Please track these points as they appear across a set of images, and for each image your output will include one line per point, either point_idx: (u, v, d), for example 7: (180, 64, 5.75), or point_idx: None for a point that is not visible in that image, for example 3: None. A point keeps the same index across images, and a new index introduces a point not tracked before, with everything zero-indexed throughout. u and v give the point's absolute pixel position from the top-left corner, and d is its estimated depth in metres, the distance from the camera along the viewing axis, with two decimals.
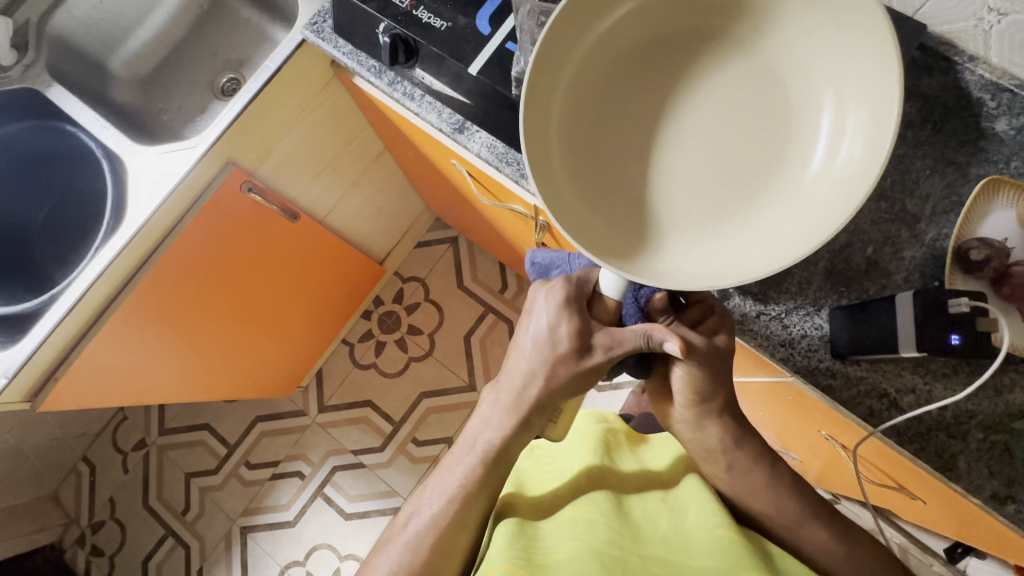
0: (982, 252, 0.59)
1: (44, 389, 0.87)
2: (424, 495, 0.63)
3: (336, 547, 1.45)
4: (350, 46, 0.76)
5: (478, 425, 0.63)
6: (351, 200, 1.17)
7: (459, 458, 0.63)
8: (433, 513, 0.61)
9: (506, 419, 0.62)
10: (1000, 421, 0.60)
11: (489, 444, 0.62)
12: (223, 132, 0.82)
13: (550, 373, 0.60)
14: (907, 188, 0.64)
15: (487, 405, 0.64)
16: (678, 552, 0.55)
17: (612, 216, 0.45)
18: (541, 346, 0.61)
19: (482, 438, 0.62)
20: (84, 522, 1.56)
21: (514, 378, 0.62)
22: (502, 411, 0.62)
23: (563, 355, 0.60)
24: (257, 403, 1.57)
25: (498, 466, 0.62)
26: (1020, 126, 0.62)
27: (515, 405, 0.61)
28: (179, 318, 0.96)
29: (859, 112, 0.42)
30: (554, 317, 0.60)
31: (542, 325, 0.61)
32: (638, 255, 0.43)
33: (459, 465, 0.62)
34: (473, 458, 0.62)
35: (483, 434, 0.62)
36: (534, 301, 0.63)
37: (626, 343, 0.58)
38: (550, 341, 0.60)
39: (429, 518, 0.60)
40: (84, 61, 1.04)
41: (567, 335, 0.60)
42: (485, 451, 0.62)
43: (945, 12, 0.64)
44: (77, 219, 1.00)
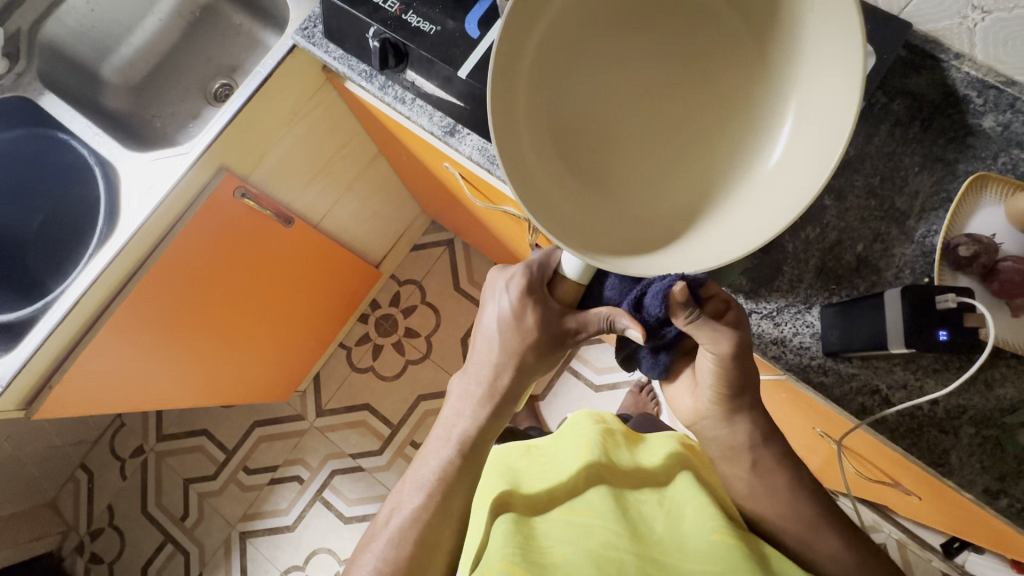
0: (970, 248, 0.59)
1: (40, 396, 0.87)
2: (403, 491, 0.66)
3: (336, 551, 1.45)
4: (341, 51, 0.76)
5: (452, 415, 0.68)
6: (346, 204, 1.17)
7: (436, 450, 0.67)
8: (414, 508, 0.63)
9: (479, 409, 0.66)
10: (992, 416, 0.60)
11: (465, 437, 0.66)
12: (215, 138, 0.83)
13: (517, 360, 0.65)
14: (896, 186, 0.65)
15: (457, 396, 0.68)
16: (674, 554, 0.54)
17: (588, 209, 0.46)
18: (506, 337, 0.65)
19: (457, 430, 0.67)
20: (82, 529, 1.56)
21: (484, 366, 0.66)
22: (475, 402, 0.66)
23: (529, 341, 0.64)
24: (255, 408, 1.57)
25: (473, 457, 0.66)
26: (1006, 123, 0.62)
27: (487, 395, 0.66)
28: (174, 324, 0.96)
29: (818, 101, 0.43)
30: (517, 305, 0.63)
31: (506, 314, 0.64)
32: (605, 240, 0.45)
33: (436, 457, 0.66)
34: (449, 450, 0.66)
35: (458, 424, 0.67)
36: (496, 289, 0.66)
37: (592, 325, 0.61)
38: (517, 329, 0.64)
39: (411, 513, 0.63)
40: (76, 68, 1.04)
41: (530, 322, 0.63)
42: (461, 443, 0.66)
43: (929, 10, 0.65)
44: (70, 226, 1.00)
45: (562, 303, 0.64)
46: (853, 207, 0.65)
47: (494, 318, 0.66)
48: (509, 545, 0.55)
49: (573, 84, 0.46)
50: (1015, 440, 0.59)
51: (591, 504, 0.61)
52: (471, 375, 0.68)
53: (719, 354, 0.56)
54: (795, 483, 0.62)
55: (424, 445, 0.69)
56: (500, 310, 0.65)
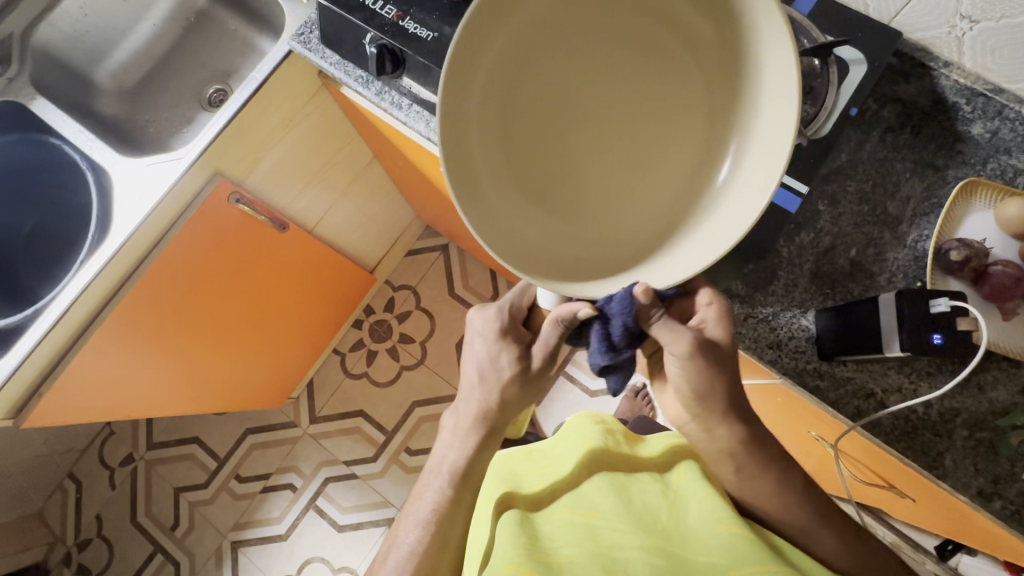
0: (961, 252, 0.60)
1: (29, 404, 0.85)
2: (401, 527, 0.67)
3: (329, 560, 1.43)
4: (337, 56, 0.76)
5: (443, 448, 0.69)
6: (341, 210, 1.17)
7: (430, 484, 0.68)
8: (411, 543, 0.64)
9: (466, 440, 0.67)
10: (985, 419, 0.61)
11: (455, 467, 0.67)
12: (210, 143, 0.82)
13: (498, 393, 0.65)
14: (888, 191, 0.66)
15: (448, 430, 0.70)
16: (680, 546, 0.53)
17: (533, 218, 0.53)
18: (486, 373, 0.65)
19: (448, 461, 0.68)
20: (70, 540, 1.53)
21: (468, 404, 0.67)
22: (465, 432, 0.67)
23: (507, 376, 0.64)
24: (247, 416, 1.55)
25: (467, 482, 0.67)
26: (994, 130, 0.64)
27: (473, 426, 0.67)
28: (168, 330, 0.95)
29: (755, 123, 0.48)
30: (495, 344, 0.64)
31: (488, 352, 0.65)
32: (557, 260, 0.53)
33: (430, 490, 0.67)
34: (442, 482, 0.67)
35: (450, 457, 0.68)
36: (475, 332, 0.66)
37: (550, 339, 0.59)
38: (495, 368, 0.64)
39: (408, 548, 0.64)
40: (68, 73, 1.04)
41: (509, 358, 0.63)
42: (451, 473, 0.67)
43: (920, 18, 0.65)
44: (61, 232, 0.99)
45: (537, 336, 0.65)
46: (846, 212, 0.66)
47: (475, 356, 0.66)
48: (518, 545, 0.55)
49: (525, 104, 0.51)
50: (1007, 443, 0.60)
51: (596, 505, 0.61)
52: (458, 413, 0.69)
53: (681, 356, 0.56)
54: (794, 486, 0.62)
55: (419, 482, 0.70)
56: (478, 348, 0.66)
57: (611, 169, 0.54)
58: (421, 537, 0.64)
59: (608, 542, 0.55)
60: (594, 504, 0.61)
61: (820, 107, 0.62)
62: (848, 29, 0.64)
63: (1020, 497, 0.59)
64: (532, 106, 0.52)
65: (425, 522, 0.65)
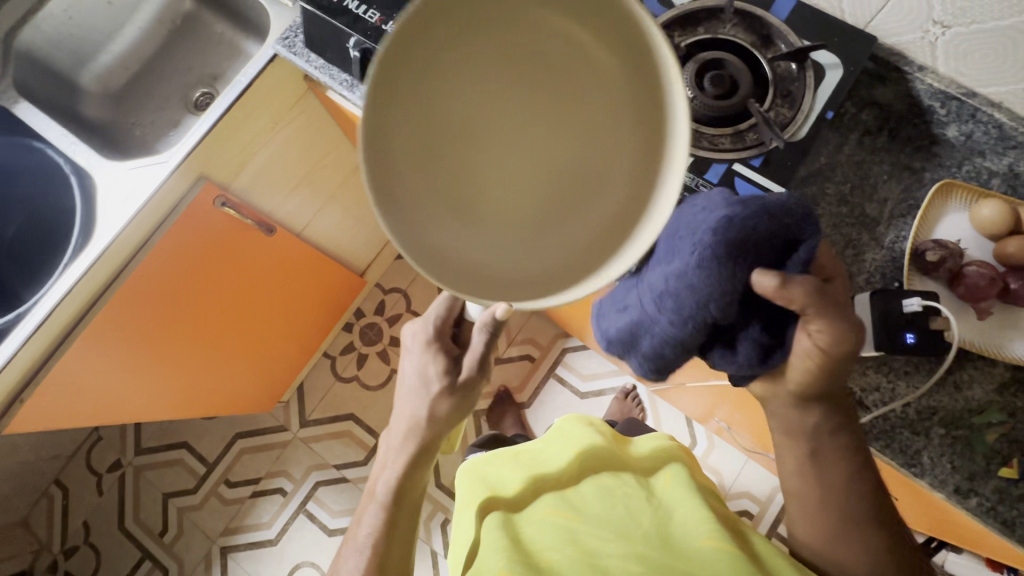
0: (937, 253, 0.62)
1: (10, 410, 0.84)
2: (344, 555, 0.66)
3: (319, 564, 1.43)
4: (323, 61, 0.77)
5: (379, 470, 0.69)
6: (329, 213, 1.17)
7: (369, 508, 0.67)
8: (353, 568, 0.62)
9: (398, 458, 0.66)
10: (961, 416, 0.62)
11: (390, 485, 0.66)
12: (194, 147, 0.82)
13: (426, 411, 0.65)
14: (866, 193, 0.67)
15: (384, 453, 0.69)
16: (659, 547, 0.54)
17: (464, 230, 0.49)
18: (417, 389, 0.66)
19: (382, 483, 0.67)
20: (56, 548, 1.51)
21: (400, 424, 0.67)
22: (399, 451, 0.66)
23: (435, 391, 0.65)
24: (237, 420, 1.54)
25: (404, 498, 0.66)
26: (968, 133, 0.65)
27: (404, 441, 0.66)
28: (152, 334, 0.95)
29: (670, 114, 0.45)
30: (426, 360, 0.66)
31: (420, 370, 0.66)
32: (492, 279, 0.48)
33: (369, 513, 0.66)
34: (380, 503, 0.66)
35: (386, 477, 0.67)
36: (408, 348, 0.68)
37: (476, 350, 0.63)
38: (423, 384, 0.66)
39: (349, 573, 0.63)
40: (53, 76, 1.03)
41: (440, 375, 0.65)
42: (386, 492, 0.66)
43: (892, 25, 0.67)
44: (45, 236, 0.98)
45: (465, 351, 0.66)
46: (825, 214, 0.66)
47: (409, 370, 0.68)
48: (502, 549, 0.55)
49: (456, 103, 0.47)
50: (981, 439, 0.61)
51: (580, 507, 0.61)
52: (392, 433, 0.68)
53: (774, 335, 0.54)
54: None
55: (360, 505, 0.70)
56: (411, 365, 0.67)
57: (535, 181, 0.50)
58: (365, 554, 0.63)
59: (591, 548, 0.55)
60: (579, 506, 0.62)
61: (797, 110, 0.63)
62: (825, 33, 0.65)
63: (996, 494, 0.60)
64: (444, 68, 0.46)
65: (366, 546, 0.64)
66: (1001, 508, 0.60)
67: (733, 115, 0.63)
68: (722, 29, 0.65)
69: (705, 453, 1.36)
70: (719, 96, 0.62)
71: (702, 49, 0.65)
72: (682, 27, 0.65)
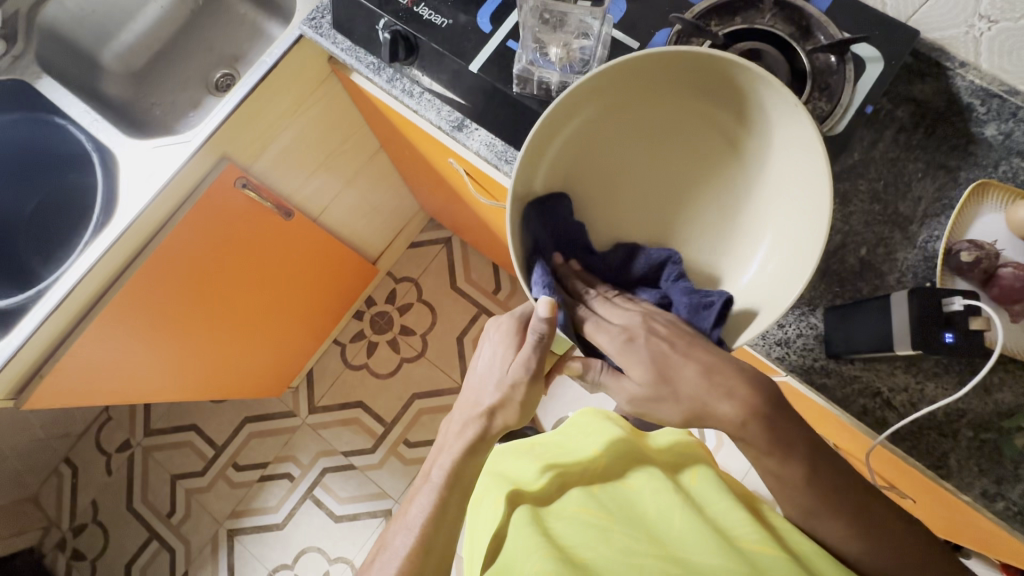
0: (972, 253, 0.60)
1: (31, 384, 0.85)
2: (391, 534, 0.63)
3: (326, 550, 1.43)
4: (349, 42, 0.75)
5: (436, 455, 0.67)
6: (346, 198, 1.16)
7: (421, 493, 0.64)
8: (402, 547, 0.60)
9: (458, 443, 0.65)
10: (990, 420, 0.61)
11: (446, 471, 0.64)
12: (218, 126, 0.81)
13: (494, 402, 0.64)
14: (899, 191, 0.65)
15: (445, 438, 0.68)
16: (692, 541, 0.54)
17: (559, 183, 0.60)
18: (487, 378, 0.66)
19: (437, 466, 0.65)
20: (65, 525, 1.52)
21: (466, 407, 0.67)
22: (456, 433, 0.66)
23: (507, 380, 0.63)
24: (246, 404, 1.55)
25: (456, 488, 0.64)
26: (1007, 132, 0.64)
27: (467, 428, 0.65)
28: (170, 314, 0.94)
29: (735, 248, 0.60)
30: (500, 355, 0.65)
31: (495, 359, 0.65)
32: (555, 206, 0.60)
33: (421, 496, 0.64)
34: (434, 483, 0.63)
35: (442, 461, 0.65)
36: (487, 339, 0.67)
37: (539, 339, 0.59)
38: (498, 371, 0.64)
39: (395, 551, 0.60)
40: (75, 53, 1.02)
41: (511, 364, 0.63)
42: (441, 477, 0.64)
43: (935, 19, 0.66)
44: (65, 215, 0.98)
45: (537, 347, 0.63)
46: (857, 211, 0.65)
47: (483, 361, 0.67)
48: (535, 545, 0.55)
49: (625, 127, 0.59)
50: (1011, 444, 0.60)
51: (607, 509, 0.61)
52: (460, 419, 0.67)
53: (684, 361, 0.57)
54: None
55: (411, 488, 0.67)
56: (487, 354, 0.67)
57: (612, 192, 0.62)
58: (416, 528, 0.61)
59: (626, 547, 0.55)
60: (605, 507, 0.62)
61: (836, 103, 0.61)
62: (865, 26, 0.64)
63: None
64: (648, 94, 0.57)
65: (416, 527, 0.61)
66: None
67: None
68: (760, 20, 0.64)
69: (714, 450, 1.36)
70: None
71: (739, 39, 0.64)
72: (719, 16, 0.65)
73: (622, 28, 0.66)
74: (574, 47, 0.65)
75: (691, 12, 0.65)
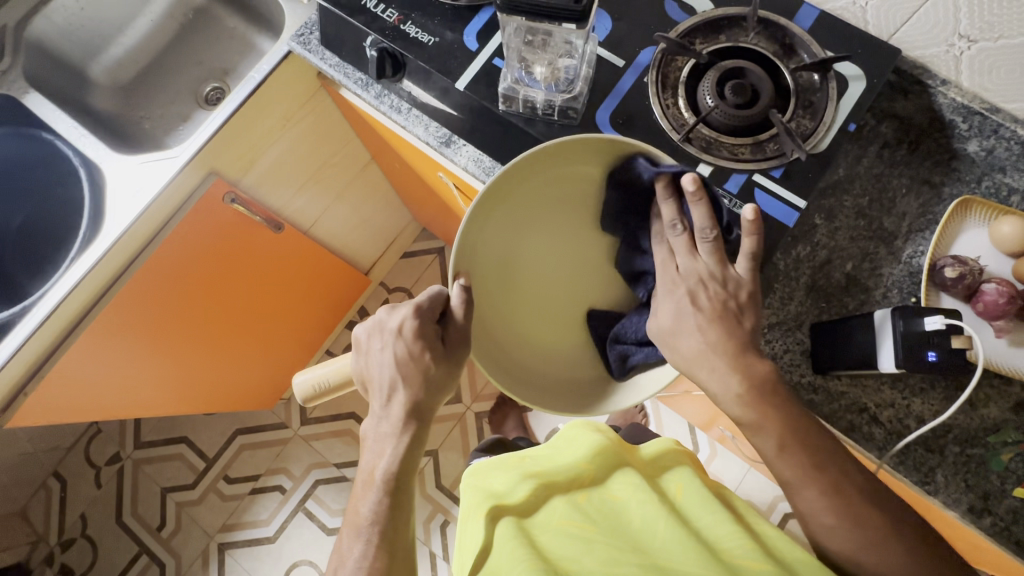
0: (956, 269, 0.60)
1: (15, 402, 0.84)
2: (344, 546, 0.59)
3: (318, 563, 1.42)
4: (337, 58, 0.75)
5: (372, 454, 0.61)
6: (337, 210, 1.16)
7: (363, 494, 0.60)
8: (358, 558, 0.57)
9: (398, 442, 0.60)
10: (976, 435, 0.61)
11: (389, 472, 0.60)
12: (206, 142, 0.81)
13: (419, 393, 0.61)
14: (884, 207, 0.66)
15: (379, 430, 0.62)
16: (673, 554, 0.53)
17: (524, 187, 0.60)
18: (394, 368, 0.61)
19: (379, 465, 0.60)
20: (53, 540, 1.50)
21: (381, 395, 0.62)
22: (392, 431, 0.61)
23: (424, 369, 0.60)
24: (238, 416, 1.54)
25: (401, 491, 0.60)
26: (989, 148, 0.65)
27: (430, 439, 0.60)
28: (158, 327, 0.94)
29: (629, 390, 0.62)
30: (407, 345, 0.60)
31: (395, 352, 0.61)
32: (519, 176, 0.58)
33: (365, 501, 0.60)
34: (379, 486, 0.59)
35: (379, 461, 0.60)
36: (381, 332, 0.62)
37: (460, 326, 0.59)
38: (415, 363, 0.60)
39: (354, 564, 0.56)
40: (63, 67, 1.02)
41: (417, 358, 0.60)
42: (385, 480, 0.59)
43: (918, 37, 0.67)
44: (50, 230, 0.97)
45: (453, 335, 0.60)
46: (842, 226, 0.66)
47: (387, 354, 0.61)
48: (521, 560, 0.55)
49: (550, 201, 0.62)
50: (998, 460, 0.60)
51: (591, 518, 0.61)
52: (382, 411, 0.62)
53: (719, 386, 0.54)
54: None
55: (354, 492, 0.62)
56: (383, 348, 0.61)
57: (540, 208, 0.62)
58: (377, 541, 0.57)
59: (608, 559, 0.55)
60: (589, 516, 0.62)
61: (819, 121, 0.62)
62: (848, 44, 0.65)
63: (1011, 514, 0.59)
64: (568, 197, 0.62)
65: (366, 532, 0.58)
66: (1015, 528, 0.59)
67: (754, 125, 0.62)
68: (744, 38, 0.65)
69: (707, 460, 1.36)
70: (739, 106, 0.61)
71: (722, 58, 0.64)
72: (703, 35, 0.66)
73: (608, 46, 0.66)
74: (559, 66, 0.65)
75: (675, 31, 0.65)
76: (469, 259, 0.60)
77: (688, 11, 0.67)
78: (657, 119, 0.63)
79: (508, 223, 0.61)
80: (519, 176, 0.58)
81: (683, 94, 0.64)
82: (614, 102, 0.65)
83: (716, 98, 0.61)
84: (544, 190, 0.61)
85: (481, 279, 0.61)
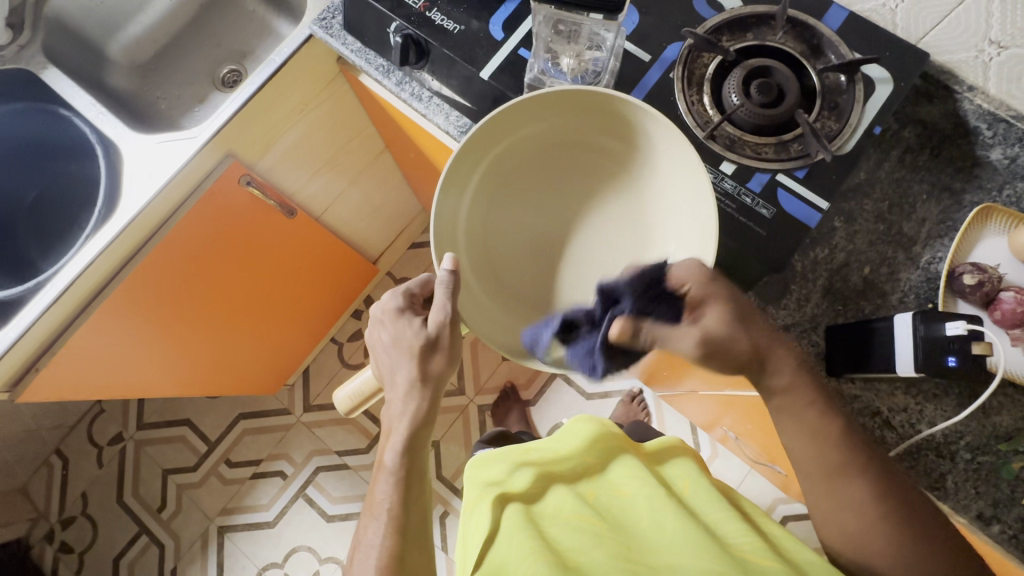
0: (974, 277, 0.60)
1: (26, 376, 0.84)
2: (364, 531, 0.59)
3: (316, 549, 1.43)
4: (360, 44, 0.75)
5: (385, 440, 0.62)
6: (349, 197, 1.16)
7: (379, 479, 0.60)
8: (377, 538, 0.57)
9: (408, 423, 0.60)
10: (988, 443, 0.61)
11: (403, 453, 0.60)
12: (224, 123, 0.81)
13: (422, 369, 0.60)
14: (904, 212, 0.66)
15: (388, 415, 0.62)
16: (680, 546, 0.53)
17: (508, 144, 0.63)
18: (396, 352, 0.61)
19: (390, 450, 0.61)
20: (54, 517, 1.51)
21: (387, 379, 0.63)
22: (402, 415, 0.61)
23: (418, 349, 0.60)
24: (241, 401, 1.54)
25: (414, 475, 0.61)
26: (1014, 156, 0.64)
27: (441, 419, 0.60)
28: (167, 308, 0.94)
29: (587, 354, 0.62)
30: (397, 327, 0.62)
31: (392, 336, 0.62)
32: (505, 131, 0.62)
33: (382, 484, 0.60)
34: (392, 469, 0.60)
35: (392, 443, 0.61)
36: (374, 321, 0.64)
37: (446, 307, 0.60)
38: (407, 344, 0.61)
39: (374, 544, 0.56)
40: (81, 45, 1.02)
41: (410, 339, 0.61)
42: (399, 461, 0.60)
43: (947, 42, 0.67)
44: (64, 207, 0.97)
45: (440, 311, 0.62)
46: (862, 230, 0.65)
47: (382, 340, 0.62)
48: (529, 550, 0.55)
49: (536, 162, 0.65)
50: (1009, 468, 0.60)
51: (599, 514, 0.61)
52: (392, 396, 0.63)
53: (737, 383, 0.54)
54: None
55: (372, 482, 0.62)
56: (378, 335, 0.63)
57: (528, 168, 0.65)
58: (389, 522, 0.57)
59: (615, 552, 0.54)
60: (597, 512, 0.61)
61: (844, 123, 0.62)
62: (876, 47, 0.64)
63: (1018, 522, 0.60)
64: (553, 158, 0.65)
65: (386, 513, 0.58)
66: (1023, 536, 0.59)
67: (778, 125, 0.61)
68: (771, 37, 0.65)
69: (708, 460, 1.36)
70: (765, 105, 0.61)
71: (749, 56, 0.64)
72: (731, 32, 0.65)
73: (634, 41, 0.66)
74: (586, 57, 0.66)
75: (703, 26, 0.65)
76: (448, 235, 0.63)
77: (717, 7, 0.66)
78: (681, 115, 0.63)
79: (496, 178, 0.65)
80: (481, 147, 0.62)
81: (708, 92, 0.63)
82: (639, 95, 0.64)
83: (741, 96, 0.61)
84: (506, 159, 0.64)
85: (464, 252, 0.64)
